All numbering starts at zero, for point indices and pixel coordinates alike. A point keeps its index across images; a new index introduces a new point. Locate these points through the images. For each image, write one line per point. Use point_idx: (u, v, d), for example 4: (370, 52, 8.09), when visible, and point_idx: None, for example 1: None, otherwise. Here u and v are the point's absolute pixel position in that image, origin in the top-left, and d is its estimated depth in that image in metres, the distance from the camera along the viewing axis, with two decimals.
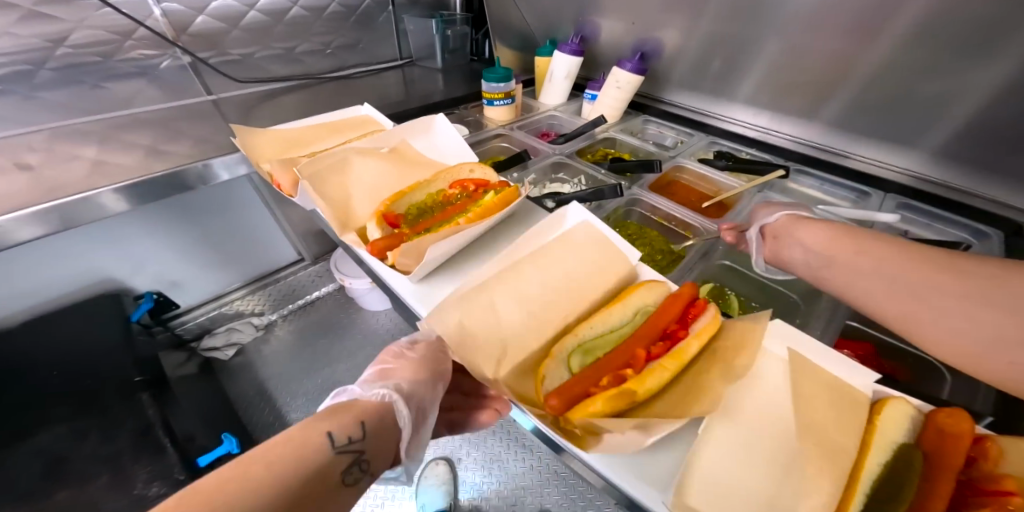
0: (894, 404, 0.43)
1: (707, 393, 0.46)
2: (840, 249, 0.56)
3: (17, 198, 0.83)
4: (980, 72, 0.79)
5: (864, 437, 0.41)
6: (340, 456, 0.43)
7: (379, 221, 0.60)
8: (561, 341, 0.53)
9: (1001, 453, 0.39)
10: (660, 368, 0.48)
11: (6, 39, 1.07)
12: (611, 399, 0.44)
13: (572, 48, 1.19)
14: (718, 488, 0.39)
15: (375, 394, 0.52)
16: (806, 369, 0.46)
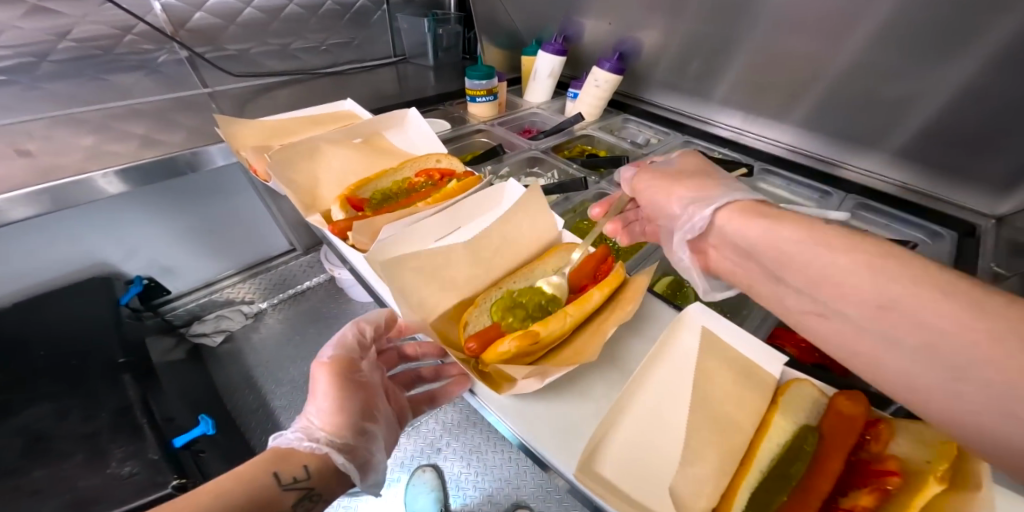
0: (797, 386, 0.46)
1: (599, 337, 0.51)
2: (809, 273, 0.42)
3: (13, 182, 0.88)
4: (939, 76, 0.82)
5: (766, 418, 0.45)
6: (287, 493, 0.46)
7: (343, 204, 0.64)
8: (485, 293, 0.58)
9: (890, 435, 0.43)
10: (563, 314, 0.52)
11: (13, 33, 1.11)
12: (520, 341, 0.48)
13: (555, 48, 1.23)
14: (631, 462, 0.43)
15: (304, 444, 0.50)
16: (717, 351, 0.50)
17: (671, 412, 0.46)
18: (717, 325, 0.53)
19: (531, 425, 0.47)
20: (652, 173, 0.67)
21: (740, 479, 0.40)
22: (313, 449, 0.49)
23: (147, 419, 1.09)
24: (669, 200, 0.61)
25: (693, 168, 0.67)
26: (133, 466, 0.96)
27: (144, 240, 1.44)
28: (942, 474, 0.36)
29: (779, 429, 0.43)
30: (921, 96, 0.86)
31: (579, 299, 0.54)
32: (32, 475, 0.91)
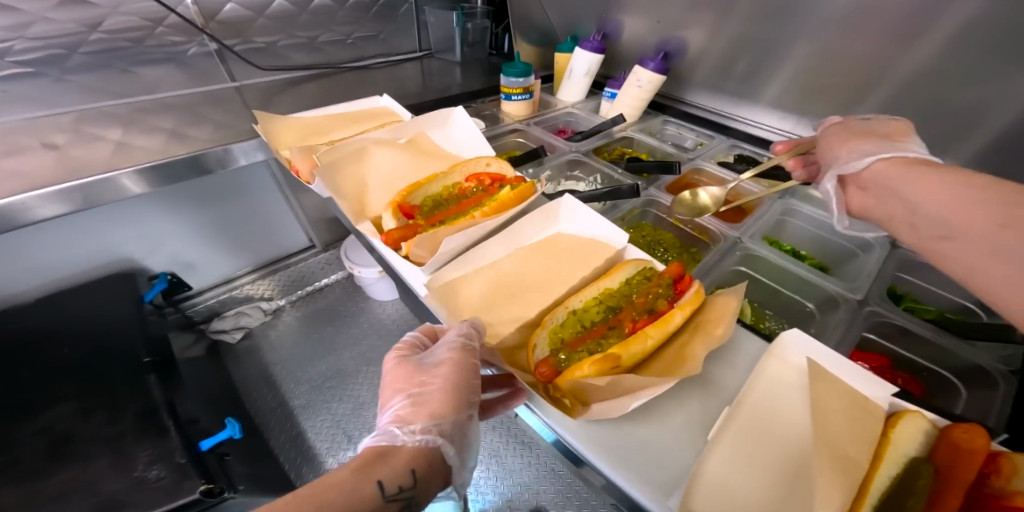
0: (909, 417, 0.42)
1: (689, 361, 0.45)
2: (938, 206, 0.43)
3: (41, 176, 0.85)
4: (1022, 82, 0.75)
5: (877, 450, 0.40)
6: (389, 505, 0.38)
7: (395, 211, 0.60)
8: (552, 312, 0.50)
9: (1016, 471, 0.38)
10: (643, 336, 0.45)
11: (46, 24, 1.09)
12: (598, 364, 0.43)
13: (593, 45, 1.17)
14: (725, 496, 0.38)
15: (407, 441, 0.43)
16: (825, 377, 0.46)
17: (766, 440, 0.43)
18: (819, 356, 0.50)
19: (614, 454, 0.43)
20: (842, 131, 0.63)
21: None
22: (424, 442, 0.43)
23: (173, 420, 1.02)
24: (840, 148, 0.60)
25: (891, 130, 0.59)
26: (160, 470, 0.90)
27: (166, 236, 1.43)
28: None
29: (892, 459, 0.39)
30: (997, 102, 0.80)
31: (658, 318, 0.48)
32: (55, 478, 0.86)
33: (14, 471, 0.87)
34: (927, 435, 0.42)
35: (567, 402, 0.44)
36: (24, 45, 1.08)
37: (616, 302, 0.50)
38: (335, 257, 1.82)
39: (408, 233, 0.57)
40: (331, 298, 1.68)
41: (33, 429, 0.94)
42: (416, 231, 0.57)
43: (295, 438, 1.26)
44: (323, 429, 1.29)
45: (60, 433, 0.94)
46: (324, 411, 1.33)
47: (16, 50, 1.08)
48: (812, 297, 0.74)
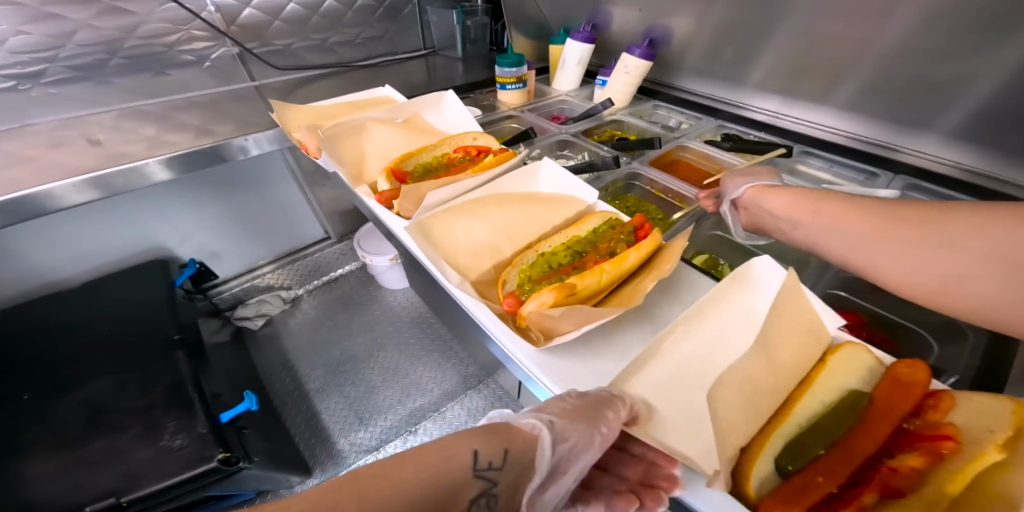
0: (852, 352, 0.46)
1: (635, 290, 0.52)
2: (801, 212, 0.58)
3: (86, 166, 0.97)
4: (995, 54, 0.76)
5: (811, 377, 0.45)
6: (475, 480, 0.38)
7: (388, 175, 0.67)
8: (522, 254, 0.57)
9: (953, 406, 0.40)
10: (599, 270, 0.51)
11: (89, 31, 1.22)
12: (556, 291, 0.48)
13: (584, 36, 1.23)
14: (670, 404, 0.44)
15: (522, 422, 0.45)
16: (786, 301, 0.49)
17: (709, 364, 0.47)
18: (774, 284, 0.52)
19: (560, 372, 0.47)
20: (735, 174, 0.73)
21: (775, 424, 0.41)
22: (530, 427, 0.44)
23: (198, 394, 1.01)
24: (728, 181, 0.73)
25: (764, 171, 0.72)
26: (184, 439, 0.90)
27: (195, 227, 1.55)
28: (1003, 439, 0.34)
29: (825, 388, 0.44)
30: (975, 75, 0.79)
31: (615, 257, 0.53)
32: (90, 447, 0.88)
33: (56, 440, 0.89)
34: (870, 370, 0.46)
35: (533, 333, 0.48)
36: (72, 51, 1.21)
37: (582, 246, 0.56)
38: (349, 248, 1.91)
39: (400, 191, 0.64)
40: (346, 287, 1.77)
41: (75, 400, 0.97)
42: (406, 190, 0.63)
43: (310, 419, 1.35)
44: (337, 409, 1.37)
45: (98, 405, 0.96)
46: (338, 394, 1.41)
47: (65, 55, 1.21)
48: (787, 259, 0.78)
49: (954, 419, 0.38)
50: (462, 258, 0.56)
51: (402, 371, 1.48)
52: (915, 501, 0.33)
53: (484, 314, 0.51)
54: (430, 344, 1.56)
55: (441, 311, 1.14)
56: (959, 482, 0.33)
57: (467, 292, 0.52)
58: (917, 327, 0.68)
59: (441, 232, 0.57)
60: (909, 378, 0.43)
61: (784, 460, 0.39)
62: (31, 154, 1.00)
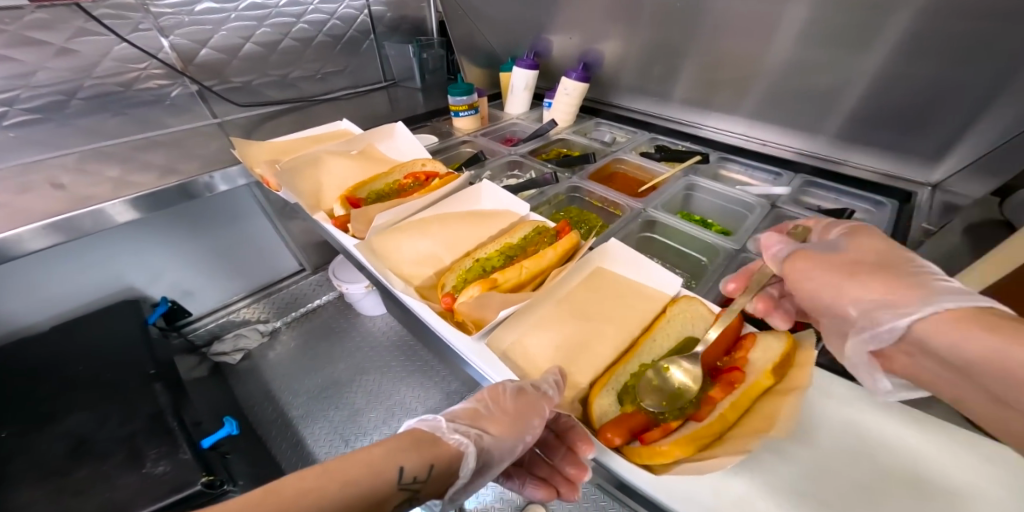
0: (686, 305, 0.57)
1: (553, 281, 0.61)
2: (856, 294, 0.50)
3: (53, 209, 1.00)
4: (862, 62, 0.90)
5: (655, 328, 0.56)
6: (400, 493, 0.38)
7: (343, 201, 0.74)
8: (459, 261, 0.64)
9: (755, 345, 0.52)
10: (521, 268, 0.60)
11: (46, 74, 1.25)
12: (484, 287, 0.56)
13: (527, 63, 1.36)
14: (537, 358, 0.53)
15: (449, 437, 0.46)
16: (613, 277, 0.63)
17: (588, 327, 0.56)
18: (629, 258, 0.64)
19: (482, 349, 0.53)
20: (812, 261, 0.54)
21: (618, 362, 0.52)
22: (458, 444, 0.45)
23: (178, 423, 1.03)
24: (840, 297, 0.51)
25: (873, 256, 0.53)
26: (167, 465, 0.91)
27: (167, 265, 1.56)
28: (773, 370, 0.46)
29: (662, 335, 0.55)
30: (847, 81, 0.94)
31: (536, 256, 0.63)
32: (72, 477, 0.88)
33: (33, 475, 0.89)
34: (703, 319, 0.56)
35: (469, 326, 0.56)
36: (29, 94, 1.25)
37: (513, 251, 0.64)
38: (325, 278, 1.94)
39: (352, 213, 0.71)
40: (324, 316, 1.79)
41: (52, 434, 0.97)
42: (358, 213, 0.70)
43: (294, 447, 1.35)
44: (321, 435, 1.38)
45: (77, 437, 0.96)
46: (322, 419, 1.43)
47: (24, 98, 1.25)
48: (704, 252, 0.87)
49: (752, 355, 0.50)
50: (409, 269, 0.63)
51: (385, 393, 1.51)
52: (706, 421, 0.44)
53: (427, 314, 0.58)
54: (411, 365, 1.60)
55: (421, 336, 1.18)
56: (739, 405, 0.44)
57: (411, 297, 0.59)
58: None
59: (389, 248, 0.65)
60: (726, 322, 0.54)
61: (624, 393, 0.49)
62: None
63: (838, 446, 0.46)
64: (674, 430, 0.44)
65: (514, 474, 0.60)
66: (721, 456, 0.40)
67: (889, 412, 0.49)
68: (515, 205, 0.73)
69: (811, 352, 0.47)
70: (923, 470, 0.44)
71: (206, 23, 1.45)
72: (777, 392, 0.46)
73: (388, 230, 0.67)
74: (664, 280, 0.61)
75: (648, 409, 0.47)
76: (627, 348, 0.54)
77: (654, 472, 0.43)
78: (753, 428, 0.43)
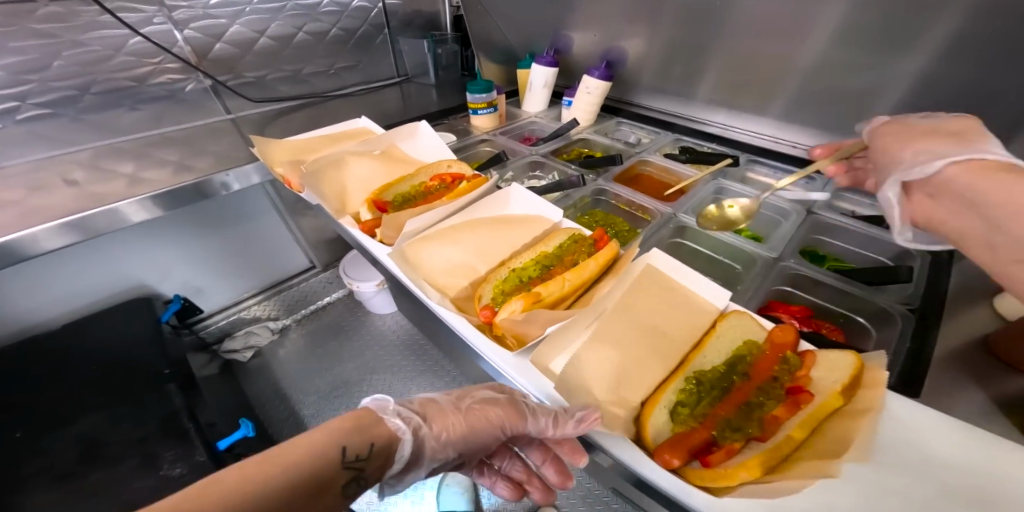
0: (736, 320, 0.54)
1: (597, 295, 0.58)
2: (915, 141, 0.57)
3: (67, 207, 0.98)
4: (900, 65, 0.87)
5: (705, 343, 0.53)
6: (343, 472, 0.38)
7: (370, 205, 0.71)
8: (495, 271, 0.61)
9: (815, 362, 0.49)
10: (562, 279, 0.57)
11: (58, 68, 1.23)
12: (526, 301, 0.53)
13: (547, 60, 1.33)
14: (588, 371, 0.49)
15: (390, 421, 0.47)
16: (659, 282, 0.59)
17: (639, 339, 0.52)
18: (671, 266, 0.60)
19: (523, 367, 0.52)
20: (898, 129, 0.62)
21: (671, 379, 0.50)
22: (396, 428, 0.46)
23: (193, 423, 1.02)
24: (904, 148, 0.58)
25: (964, 127, 0.56)
26: (183, 467, 0.91)
27: (177, 263, 1.55)
28: (841, 392, 0.43)
29: (713, 350, 0.52)
30: (886, 83, 0.90)
31: (576, 267, 0.60)
32: (89, 478, 0.87)
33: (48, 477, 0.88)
34: (752, 335, 0.54)
35: (508, 342, 0.54)
36: (40, 89, 1.22)
37: (550, 260, 0.61)
38: (335, 276, 1.91)
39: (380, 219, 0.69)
40: (334, 314, 1.76)
41: (67, 435, 0.95)
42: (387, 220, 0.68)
43: None
44: (336, 431, 1.38)
45: (91, 439, 0.95)
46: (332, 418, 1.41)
47: (35, 93, 1.22)
48: (739, 259, 0.83)
49: (813, 374, 0.48)
50: (443, 279, 0.61)
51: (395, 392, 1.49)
52: (772, 442, 0.42)
53: (465, 327, 0.55)
54: (422, 364, 1.56)
55: (430, 333, 1.17)
56: (806, 426, 0.42)
57: (447, 309, 0.56)
58: (858, 316, 0.75)
59: (421, 256, 0.62)
60: (782, 340, 0.51)
61: (679, 411, 0.47)
62: (9, 197, 1.01)
63: (894, 465, 0.43)
64: (737, 453, 0.42)
65: (487, 473, 0.70)
66: (793, 480, 0.38)
67: (954, 436, 0.45)
68: (548, 211, 0.70)
69: (881, 374, 0.44)
70: (993, 495, 0.39)
71: (219, 17, 1.42)
72: (848, 413, 0.43)
73: (418, 237, 0.64)
74: (708, 293, 0.58)
75: (705, 429, 0.44)
76: (676, 363, 0.52)
77: (715, 495, 0.40)
78: (823, 451, 0.40)
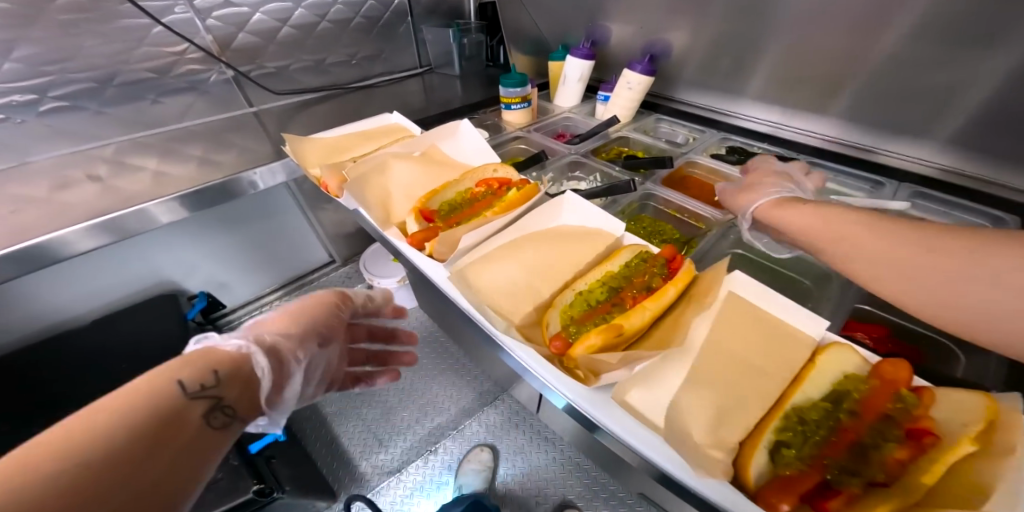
0: (838, 350, 0.49)
1: (681, 326, 0.53)
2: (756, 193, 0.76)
3: (94, 205, 0.95)
4: (990, 62, 0.78)
5: (805, 375, 0.47)
6: (193, 401, 0.46)
7: (416, 215, 0.66)
8: (560, 293, 0.56)
9: (935, 400, 0.44)
10: (642, 308, 0.52)
11: (79, 60, 1.20)
12: (603, 333, 0.48)
13: (583, 52, 1.25)
14: (679, 407, 0.46)
15: (227, 345, 0.54)
16: (747, 310, 0.54)
17: (733, 373, 0.48)
18: (756, 292, 0.56)
19: (602, 399, 0.48)
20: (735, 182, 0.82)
21: (773, 416, 0.45)
22: (236, 348, 0.54)
23: None
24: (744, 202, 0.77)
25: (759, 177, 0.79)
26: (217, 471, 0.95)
27: (201, 259, 1.53)
28: (977, 437, 0.38)
29: (814, 384, 0.47)
30: (971, 81, 0.82)
31: (653, 293, 0.55)
32: None
33: None
34: (857, 369, 0.48)
35: (580, 372, 0.49)
36: (61, 82, 1.19)
37: (618, 283, 0.56)
38: (355, 270, 1.88)
39: (431, 234, 0.64)
40: None
41: None
42: (437, 232, 0.63)
43: (331, 445, 1.34)
44: (360, 431, 1.36)
45: None
46: (356, 418, 1.40)
47: (56, 85, 1.19)
48: (807, 274, 0.79)
49: (934, 415, 0.43)
50: (503, 302, 0.56)
51: (417, 389, 1.47)
52: (897, 490, 0.38)
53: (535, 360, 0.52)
54: (444, 362, 1.54)
55: (450, 328, 1.13)
56: (937, 472, 0.37)
57: (513, 339, 0.52)
58: (942, 337, 0.68)
59: (479, 277, 0.57)
60: (894, 376, 0.46)
61: (787, 452, 0.43)
62: (35, 194, 0.99)
63: None
64: (859, 503, 0.38)
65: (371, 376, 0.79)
66: None
67: None
68: (609, 222, 0.64)
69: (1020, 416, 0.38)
70: None
71: (241, 6, 1.37)
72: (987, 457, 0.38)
73: (475, 255, 0.60)
74: (801, 320, 0.52)
75: (816, 473, 0.41)
76: (776, 397, 0.47)
77: None
78: (964, 503, 0.35)
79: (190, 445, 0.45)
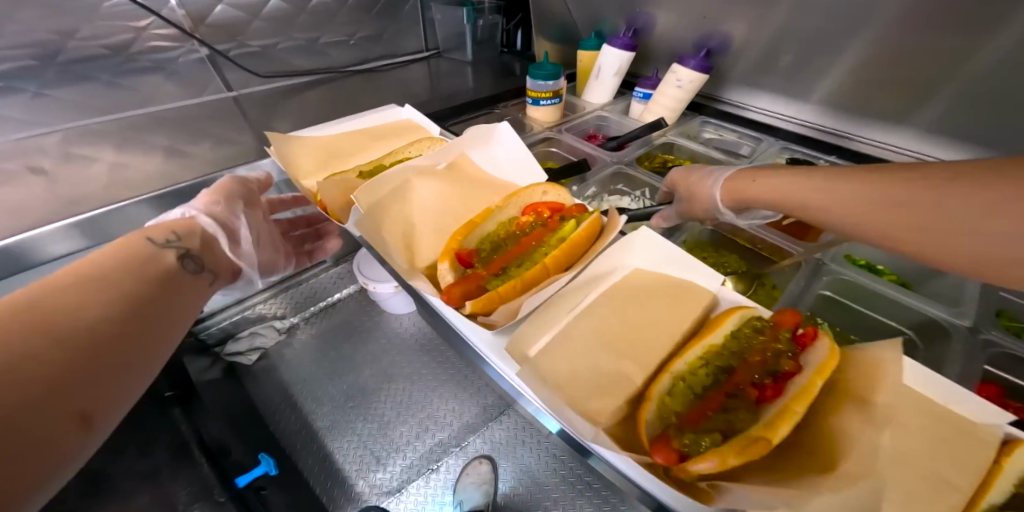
0: None
1: (831, 430, 0.39)
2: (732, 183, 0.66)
3: (30, 212, 0.77)
4: None
5: (988, 482, 0.34)
6: (164, 249, 0.53)
7: (452, 261, 0.51)
8: (658, 378, 0.44)
9: None
10: (786, 408, 0.40)
11: (17, 31, 0.99)
12: (741, 452, 0.36)
13: (623, 41, 1.08)
14: None
15: (178, 217, 0.60)
16: (898, 388, 0.40)
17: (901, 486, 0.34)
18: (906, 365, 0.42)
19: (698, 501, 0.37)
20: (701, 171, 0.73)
21: None
22: (188, 219, 0.60)
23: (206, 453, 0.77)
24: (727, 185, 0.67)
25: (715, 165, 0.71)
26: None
27: None
28: None
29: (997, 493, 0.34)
30: None
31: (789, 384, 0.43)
32: None
33: None
34: None
35: (701, 486, 0.37)
36: None
37: (727, 364, 0.46)
38: None
39: (474, 288, 0.50)
40: None
41: None
42: (483, 287, 0.49)
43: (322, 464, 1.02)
44: (354, 447, 1.04)
45: None
46: (350, 433, 1.07)
47: None
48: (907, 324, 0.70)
49: None
50: (581, 393, 0.42)
51: (418, 402, 1.13)
52: None
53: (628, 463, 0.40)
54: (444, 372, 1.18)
55: None
56: None
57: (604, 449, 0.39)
58: None
59: (549, 356, 0.44)
60: None
61: None
62: None
63: None
64: None
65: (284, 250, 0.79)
66: None
67: None
68: (690, 269, 0.53)
69: None
70: None
71: None
72: None
73: (540, 322, 0.47)
74: (971, 408, 0.38)
75: None
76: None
77: None
78: None
79: (169, 308, 0.49)
